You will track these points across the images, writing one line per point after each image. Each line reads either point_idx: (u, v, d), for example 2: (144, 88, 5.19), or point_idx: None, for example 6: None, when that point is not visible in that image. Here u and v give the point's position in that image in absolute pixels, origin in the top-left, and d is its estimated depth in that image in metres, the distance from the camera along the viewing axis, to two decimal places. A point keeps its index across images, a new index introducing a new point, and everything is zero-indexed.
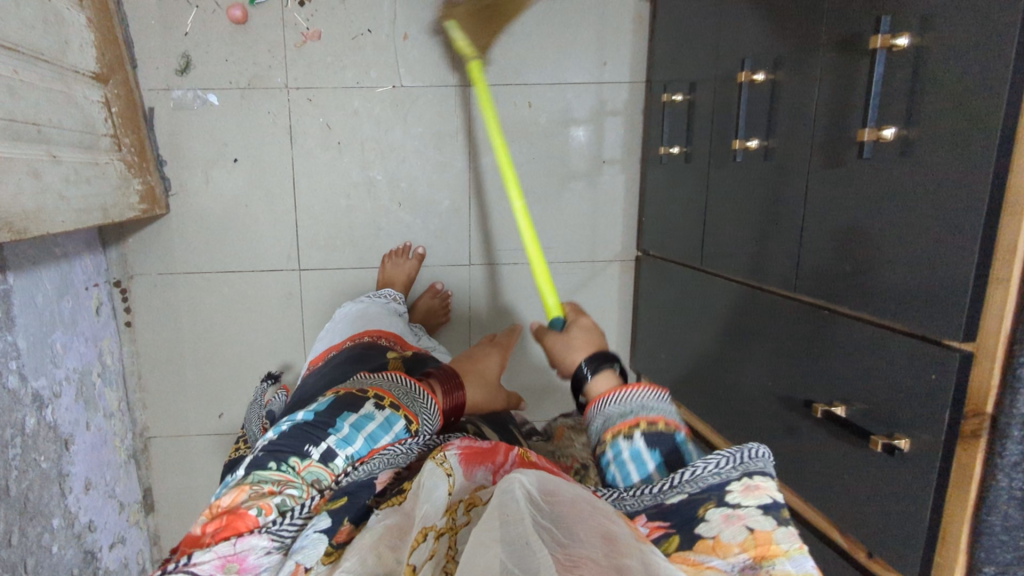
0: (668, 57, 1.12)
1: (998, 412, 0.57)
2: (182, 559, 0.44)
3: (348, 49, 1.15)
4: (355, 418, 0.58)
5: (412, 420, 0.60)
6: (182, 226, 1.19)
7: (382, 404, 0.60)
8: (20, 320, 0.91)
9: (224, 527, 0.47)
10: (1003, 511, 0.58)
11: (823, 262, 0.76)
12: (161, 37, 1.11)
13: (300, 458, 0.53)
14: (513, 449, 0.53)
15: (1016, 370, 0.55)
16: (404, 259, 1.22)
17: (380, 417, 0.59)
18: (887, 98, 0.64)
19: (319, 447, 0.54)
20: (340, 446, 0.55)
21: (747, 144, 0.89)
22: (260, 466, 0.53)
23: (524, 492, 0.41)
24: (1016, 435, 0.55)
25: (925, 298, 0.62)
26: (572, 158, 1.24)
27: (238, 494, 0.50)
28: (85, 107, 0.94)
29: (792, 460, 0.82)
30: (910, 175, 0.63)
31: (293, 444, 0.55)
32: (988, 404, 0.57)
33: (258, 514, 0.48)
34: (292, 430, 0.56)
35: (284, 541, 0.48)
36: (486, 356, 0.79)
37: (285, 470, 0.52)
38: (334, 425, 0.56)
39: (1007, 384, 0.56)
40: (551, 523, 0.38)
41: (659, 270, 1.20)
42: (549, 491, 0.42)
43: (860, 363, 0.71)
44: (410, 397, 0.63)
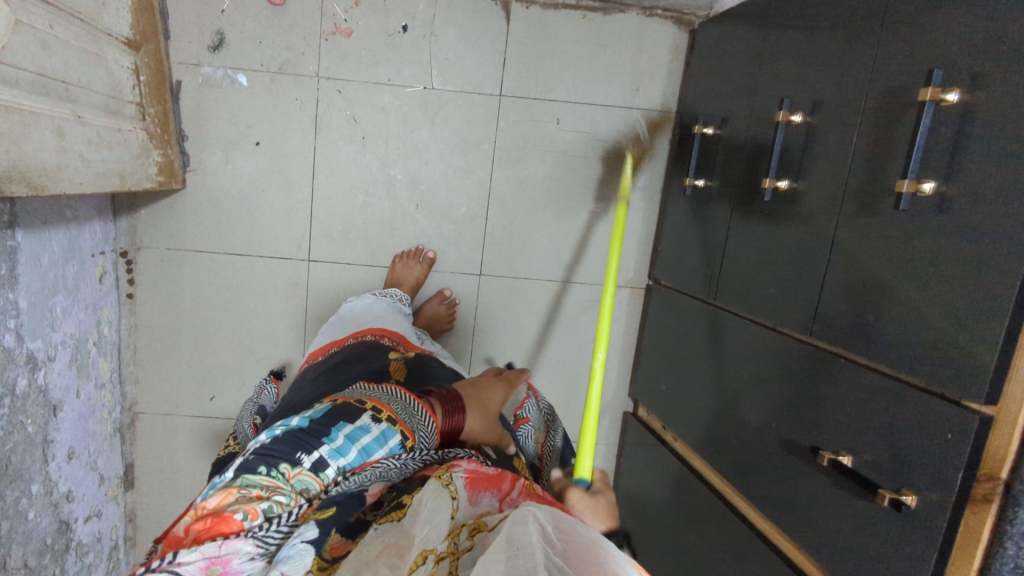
0: (702, 90, 1.12)
1: (1013, 478, 0.56)
2: (166, 558, 0.43)
3: (383, 46, 1.15)
4: (350, 429, 0.55)
5: (408, 436, 0.58)
6: (196, 204, 1.18)
7: (380, 418, 0.57)
8: (24, 279, 0.89)
9: (209, 529, 0.46)
10: None
11: (845, 310, 0.75)
12: (197, 12, 1.11)
13: (292, 465, 0.51)
14: (521, 479, 0.53)
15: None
16: (415, 261, 1.21)
17: (376, 430, 0.56)
18: (930, 151, 0.64)
19: (312, 456, 0.52)
20: (333, 456, 0.53)
21: (776, 184, 0.88)
22: (249, 469, 0.50)
23: (536, 529, 0.41)
24: None
25: (947, 354, 0.62)
26: (593, 179, 1.24)
27: (225, 496, 0.48)
28: (115, 71, 0.93)
29: (791, 507, 0.81)
30: (944, 231, 0.62)
31: (283, 449, 0.52)
32: (1004, 469, 0.57)
33: (244, 519, 0.47)
34: (285, 435, 0.53)
35: (267, 546, 0.48)
36: (489, 390, 0.73)
37: (275, 476, 0.50)
38: (328, 435, 0.54)
39: None
40: (561, 559, 0.39)
41: (668, 300, 1.20)
42: (564, 528, 0.42)
43: (872, 414, 0.70)
44: (409, 413, 0.59)
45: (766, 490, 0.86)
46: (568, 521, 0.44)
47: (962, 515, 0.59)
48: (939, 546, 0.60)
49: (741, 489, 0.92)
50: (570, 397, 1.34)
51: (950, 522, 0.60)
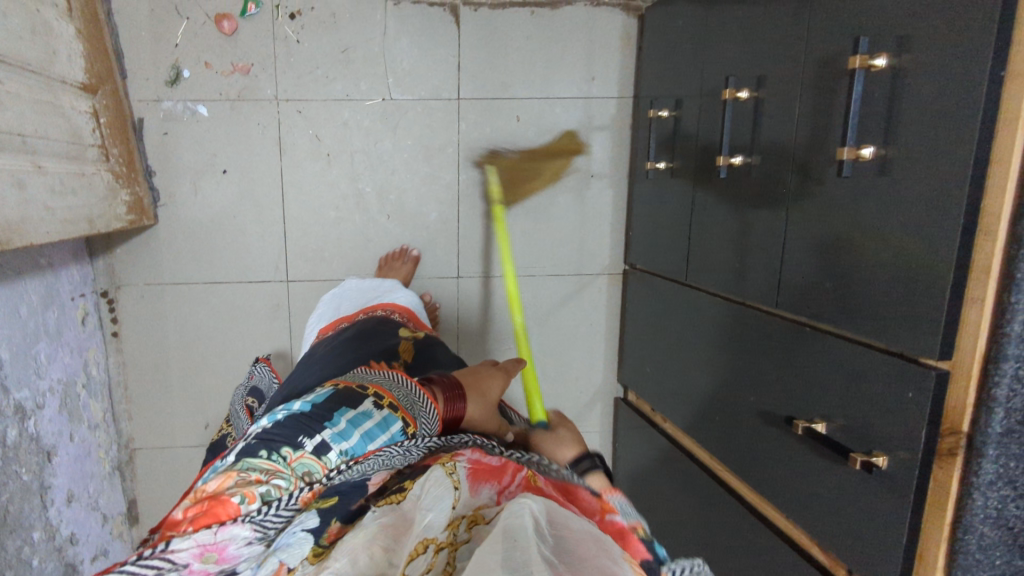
0: (655, 74, 1.13)
1: (974, 431, 0.57)
2: (160, 545, 0.45)
3: (337, 63, 1.15)
4: (353, 414, 0.58)
5: (410, 423, 0.59)
6: (170, 237, 1.19)
7: (381, 404, 0.60)
8: (3, 330, 0.90)
9: (206, 514, 0.47)
10: (979, 531, 0.58)
11: (805, 278, 0.76)
12: (151, 49, 1.12)
13: (293, 449, 0.54)
14: (523, 471, 0.53)
15: (992, 389, 0.56)
16: (400, 262, 1.21)
17: (377, 417, 0.58)
18: (866, 118, 0.65)
19: (313, 439, 0.55)
20: (334, 440, 0.55)
21: (730, 161, 0.89)
22: (252, 454, 0.53)
23: (531, 519, 0.42)
24: (991, 454, 0.56)
25: (902, 317, 0.63)
26: (560, 171, 1.25)
27: (224, 480, 0.51)
28: (73, 117, 0.94)
29: (775, 477, 0.82)
30: (889, 194, 0.64)
31: (284, 433, 0.55)
32: (964, 423, 0.58)
33: (241, 502, 0.49)
34: (287, 420, 0.57)
35: (266, 532, 0.48)
36: (489, 379, 0.74)
37: (275, 460, 0.53)
38: (330, 419, 0.57)
39: (983, 404, 0.57)
40: (554, 556, 0.39)
41: (644, 283, 1.21)
42: (557, 522, 0.43)
43: (839, 378, 0.71)
44: (411, 400, 0.62)
45: (750, 462, 0.88)
46: (566, 518, 0.45)
47: (930, 469, 0.61)
48: (912, 501, 0.62)
49: (728, 464, 0.94)
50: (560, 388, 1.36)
51: (920, 478, 0.61)
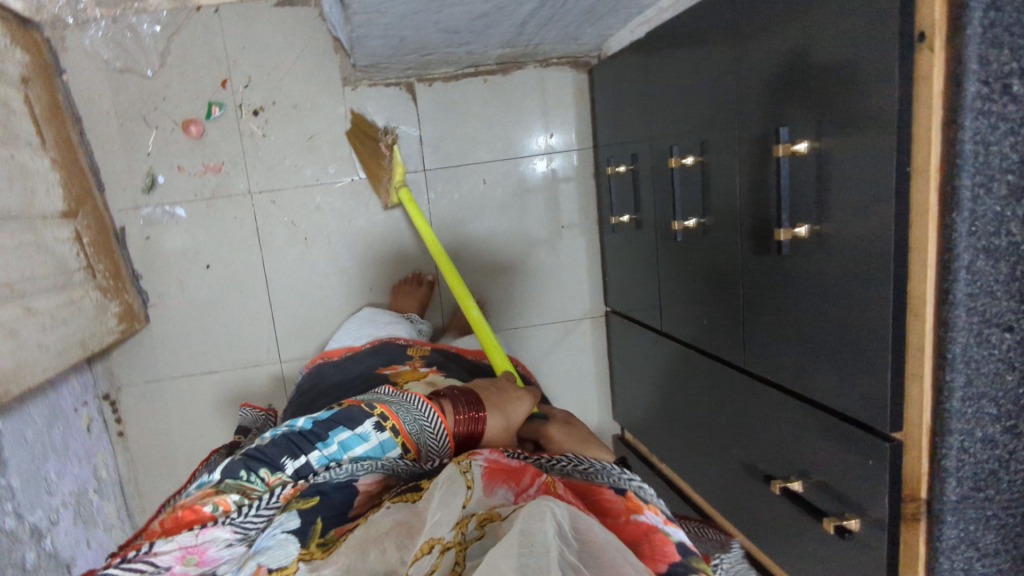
0: (609, 128, 1.17)
1: (931, 497, 0.60)
2: (144, 548, 0.51)
3: (303, 151, 1.20)
4: (347, 435, 0.64)
5: (409, 449, 0.66)
6: (164, 335, 1.23)
7: (384, 426, 0.65)
8: (13, 459, 0.94)
9: (180, 523, 0.55)
10: None
11: (766, 339, 0.80)
12: (126, 159, 1.17)
13: (272, 470, 0.60)
14: (541, 476, 0.56)
15: (942, 460, 0.58)
16: (414, 286, 1.24)
17: (374, 441, 0.65)
18: (796, 199, 0.69)
19: (295, 461, 0.61)
20: (319, 460, 0.62)
21: (685, 224, 0.93)
22: (233, 472, 0.60)
23: (553, 524, 0.45)
24: (950, 520, 0.59)
25: (854, 386, 0.66)
26: (531, 225, 1.29)
27: (205, 492, 0.58)
28: (57, 248, 0.98)
29: (764, 527, 0.86)
30: (826, 269, 0.67)
31: (271, 452, 0.62)
32: (921, 490, 0.61)
33: (213, 509, 0.56)
34: (281, 439, 0.63)
35: (247, 532, 0.55)
36: (517, 401, 0.74)
37: (254, 479, 0.59)
38: (323, 439, 0.63)
39: (935, 473, 0.59)
40: (574, 559, 0.41)
41: (625, 327, 1.24)
42: (577, 528, 0.46)
43: (806, 439, 0.75)
44: (418, 423, 0.66)
45: (742, 511, 0.91)
46: (585, 523, 0.47)
47: (900, 532, 0.64)
48: (888, 564, 0.65)
49: (722, 511, 0.97)
50: None
51: (891, 542, 0.64)
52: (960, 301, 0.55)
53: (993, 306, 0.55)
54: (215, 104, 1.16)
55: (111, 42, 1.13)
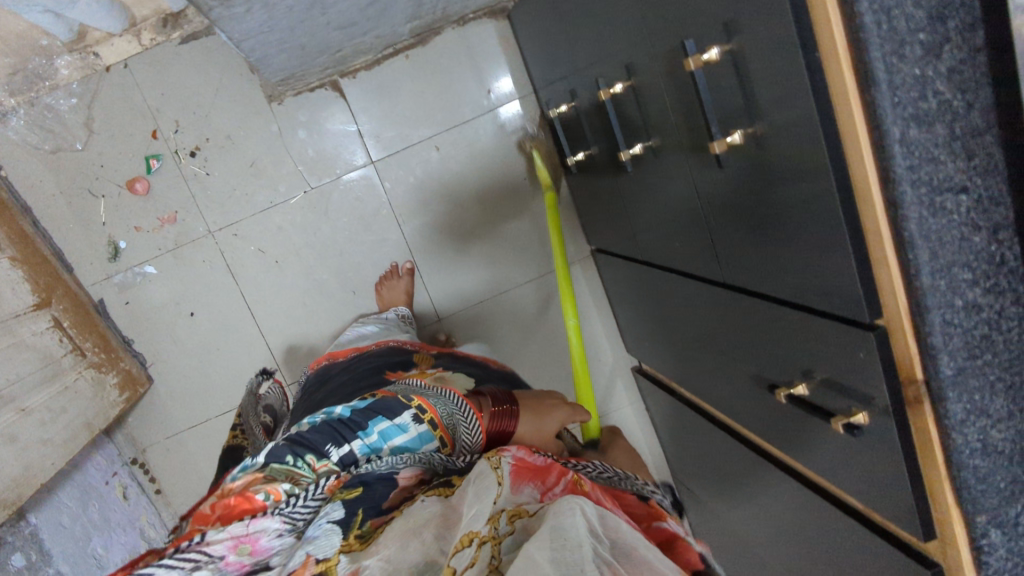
0: (543, 70, 1.13)
1: (928, 376, 0.57)
2: (197, 538, 0.51)
3: (250, 177, 1.19)
4: (387, 424, 0.64)
5: (446, 442, 0.66)
6: (171, 390, 1.24)
7: (422, 418, 0.66)
8: (55, 549, 0.96)
9: (232, 509, 0.54)
10: (971, 464, 0.57)
11: (735, 249, 0.78)
12: (83, 234, 1.17)
13: (318, 457, 0.60)
14: (567, 474, 0.58)
15: (928, 337, 0.55)
16: (395, 278, 1.22)
17: (413, 431, 0.65)
18: (721, 107, 0.66)
19: (340, 449, 0.61)
20: (361, 451, 0.62)
21: (632, 151, 0.90)
22: (278, 457, 0.59)
23: (585, 520, 0.48)
24: (952, 395, 0.55)
25: (824, 280, 0.64)
26: (494, 186, 1.26)
27: (252, 478, 0.57)
28: (37, 341, 0.98)
29: (786, 433, 0.84)
30: (771, 169, 0.64)
31: (317, 439, 0.62)
32: (918, 371, 0.58)
33: (266, 498, 0.55)
34: (322, 425, 0.63)
35: (295, 522, 0.55)
36: (558, 409, 0.71)
37: (301, 466, 0.59)
38: (364, 429, 0.63)
39: (924, 352, 0.56)
40: (610, 558, 0.45)
41: (613, 263, 1.22)
42: (609, 527, 0.50)
43: (798, 339, 0.73)
44: (455, 415, 0.67)
45: (761, 422, 0.89)
46: (614, 521, 0.51)
47: (907, 416, 0.62)
48: (903, 449, 0.63)
49: (745, 426, 0.95)
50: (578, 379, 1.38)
51: (901, 429, 0.62)
52: (902, 176, 0.50)
53: (938, 171, 0.50)
54: (152, 157, 1.15)
55: (36, 126, 1.13)
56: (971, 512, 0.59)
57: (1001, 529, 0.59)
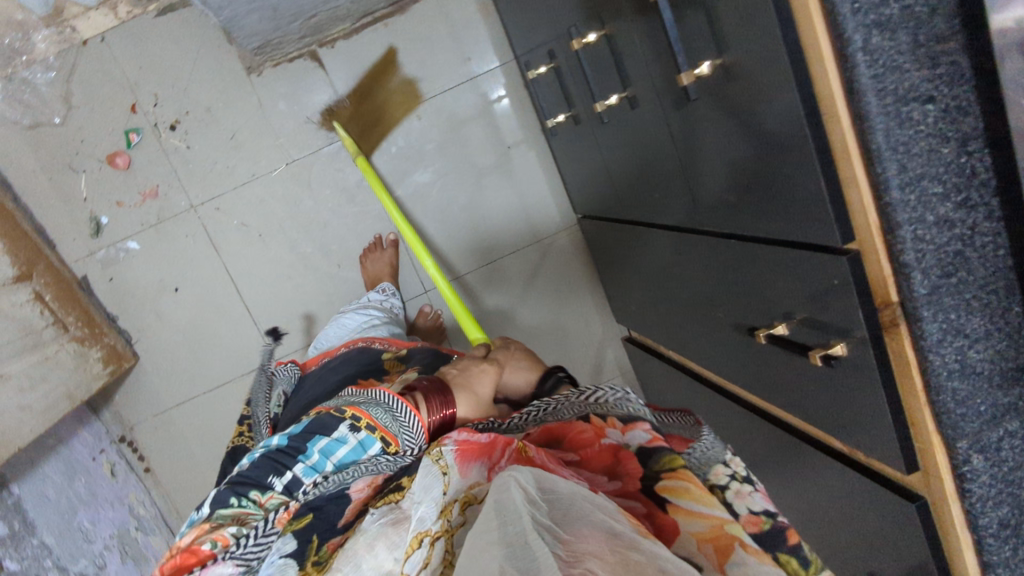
0: (521, 34, 1.12)
1: (902, 297, 0.56)
2: None
3: (231, 150, 1.18)
4: (325, 442, 0.66)
5: (390, 442, 0.67)
6: (157, 367, 1.23)
7: (358, 426, 0.67)
8: (39, 520, 0.94)
9: (180, 565, 0.57)
10: (950, 388, 0.53)
11: (711, 191, 0.77)
12: (66, 210, 1.17)
13: (262, 491, 0.63)
14: (511, 444, 0.64)
15: (901, 256, 0.50)
16: (379, 251, 1.22)
17: (353, 441, 0.66)
18: (688, 39, 0.65)
19: (282, 478, 0.64)
20: (306, 474, 0.64)
21: (609, 102, 0.89)
22: (222, 502, 0.62)
23: (522, 494, 0.53)
24: (927, 316, 0.51)
25: (796, 209, 0.63)
26: (477, 156, 1.25)
27: (198, 531, 0.59)
28: (15, 311, 0.98)
29: (771, 379, 0.83)
30: (739, 98, 0.64)
31: (256, 475, 0.64)
32: (891, 293, 0.57)
33: (214, 546, 0.58)
34: (261, 458, 0.65)
35: (247, 562, 0.58)
36: (481, 376, 0.76)
37: (246, 505, 0.62)
38: (304, 452, 0.65)
39: (898, 271, 0.56)
40: (547, 520, 0.50)
41: (598, 228, 1.21)
42: (544, 489, 0.55)
43: (778, 276, 0.72)
44: (393, 415, 0.68)
45: (747, 372, 0.88)
46: (549, 480, 0.56)
47: (884, 344, 0.61)
48: (882, 378, 0.62)
49: (732, 379, 0.94)
50: (567, 350, 1.37)
51: (879, 358, 0.61)
52: (865, 84, 0.46)
53: (901, 79, 0.46)
54: (131, 131, 1.15)
55: (14, 101, 1.12)
56: (952, 439, 0.55)
57: (983, 455, 0.55)
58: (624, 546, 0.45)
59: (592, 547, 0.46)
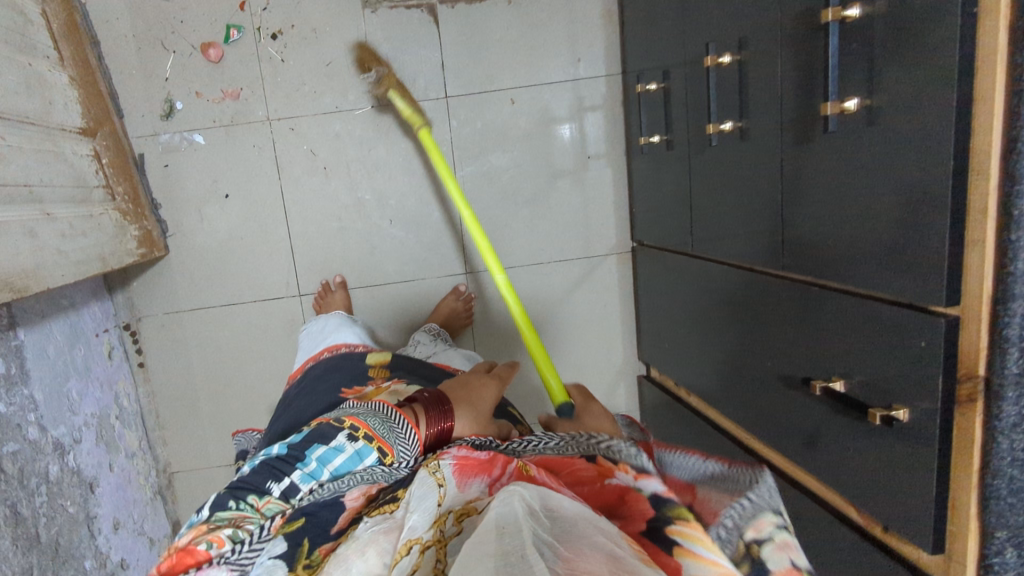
0: (640, 49, 1.12)
1: (991, 373, 0.56)
2: None
3: (323, 77, 1.17)
4: (323, 449, 0.62)
5: (386, 452, 0.63)
6: (183, 265, 1.21)
7: (356, 435, 0.63)
8: (34, 372, 0.92)
9: (176, 566, 0.50)
10: (1009, 474, 0.56)
11: (806, 235, 0.75)
12: (144, 85, 1.15)
13: (260, 496, 0.58)
14: (511, 462, 0.57)
15: (1004, 330, 0.55)
16: (329, 294, 1.22)
17: (349, 450, 0.62)
18: (845, 72, 0.64)
19: (280, 484, 0.59)
20: (303, 481, 0.60)
21: (721, 128, 0.88)
22: (220, 505, 0.56)
23: (522, 508, 0.45)
24: (1011, 396, 0.55)
25: (904, 264, 0.62)
26: (556, 155, 1.25)
27: (194, 532, 0.53)
28: (76, 162, 0.96)
29: (799, 439, 0.81)
30: (877, 141, 0.62)
31: (255, 480, 0.59)
32: (980, 366, 0.57)
33: (208, 547, 0.52)
34: (261, 466, 0.61)
35: (242, 567, 0.52)
36: (482, 388, 0.72)
37: (243, 508, 0.56)
38: (302, 459, 0.61)
39: (996, 346, 0.55)
40: (548, 535, 0.41)
41: (654, 259, 1.20)
42: (550, 506, 0.46)
43: (854, 333, 0.70)
44: (388, 426, 0.65)
45: (773, 425, 0.87)
46: (557, 499, 0.47)
47: (953, 417, 0.59)
48: (938, 451, 0.60)
49: (754, 431, 0.93)
50: (582, 371, 1.35)
51: (942, 431, 0.60)
52: None
53: None
54: (233, 27, 1.14)
55: None
56: (992, 524, 0.58)
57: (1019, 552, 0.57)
58: (625, 568, 0.37)
59: (594, 569, 0.37)
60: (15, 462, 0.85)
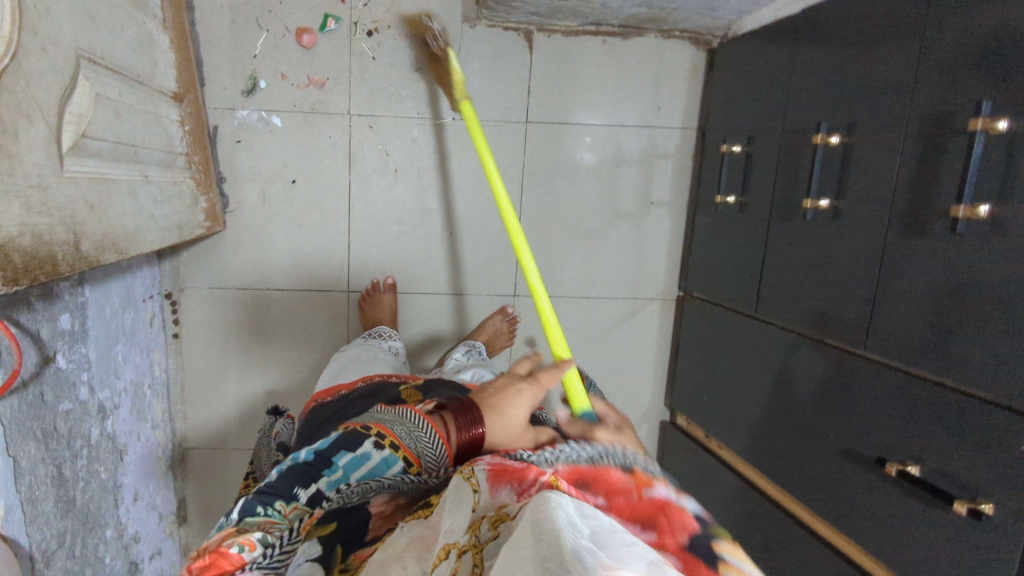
0: (725, 110, 1.16)
1: None
2: None
3: (410, 82, 1.17)
4: (351, 455, 0.56)
5: (412, 462, 0.57)
6: (237, 243, 1.18)
7: (382, 443, 0.57)
8: (92, 331, 0.89)
9: (209, 567, 0.47)
10: None
11: (899, 322, 0.78)
12: (229, 58, 1.13)
13: (288, 502, 0.52)
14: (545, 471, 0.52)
15: None
16: (378, 294, 1.20)
17: (378, 458, 0.56)
18: (984, 178, 0.66)
19: (308, 489, 0.54)
20: (330, 486, 0.55)
21: (817, 204, 0.91)
22: (248, 510, 0.51)
23: (562, 513, 0.41)
24: None
25: (1011, 365, 0.64)
26: (620, 197, 1.27)
27: (226, 532, 0.50)
28: (168, 126, 0.95)
29: (855, 512, 0.84)
30: (1003, 248, 0.65)
31: (282, 485, 0.53)
32: None
33: (242, 551, 0.48)
34: (287, 470, 0.55)
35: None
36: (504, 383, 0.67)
37: (272, 513, 0.51)
38: (330, 465, 0.55)
39: None
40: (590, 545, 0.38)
41: (705, 313, 1.22)
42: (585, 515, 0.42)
43: (937, 423, 0.73)
44: (415, 434, 0.58)
45: (826, 496, 0.89)
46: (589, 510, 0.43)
47: None
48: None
49: (800, 499, 0.95)
50: None
51: None
52: None
53: None
54: (331, 17, 1.12)
55: None
56: None
57: None
58: None
59: None
60: (66, 421, 0.82)
